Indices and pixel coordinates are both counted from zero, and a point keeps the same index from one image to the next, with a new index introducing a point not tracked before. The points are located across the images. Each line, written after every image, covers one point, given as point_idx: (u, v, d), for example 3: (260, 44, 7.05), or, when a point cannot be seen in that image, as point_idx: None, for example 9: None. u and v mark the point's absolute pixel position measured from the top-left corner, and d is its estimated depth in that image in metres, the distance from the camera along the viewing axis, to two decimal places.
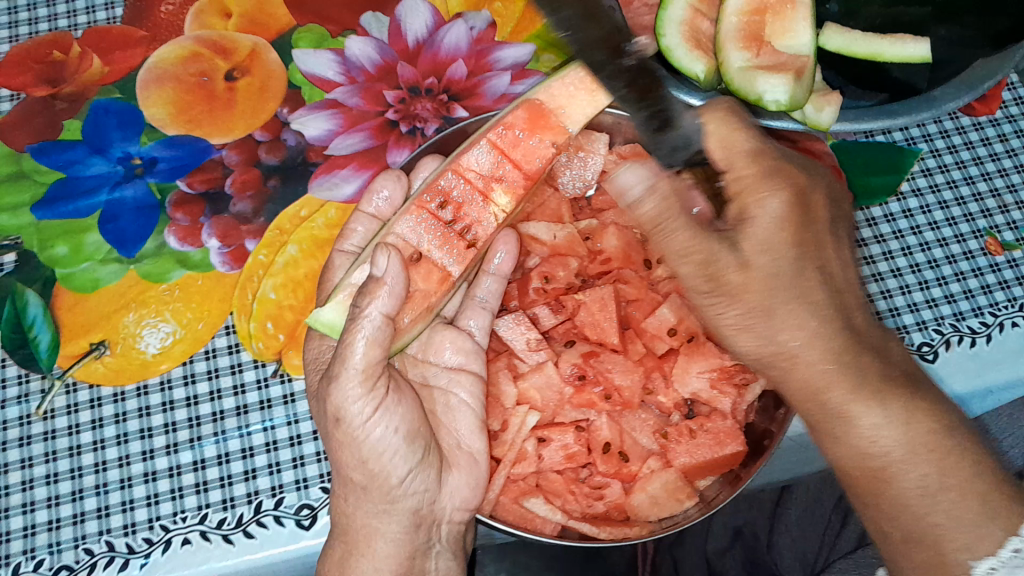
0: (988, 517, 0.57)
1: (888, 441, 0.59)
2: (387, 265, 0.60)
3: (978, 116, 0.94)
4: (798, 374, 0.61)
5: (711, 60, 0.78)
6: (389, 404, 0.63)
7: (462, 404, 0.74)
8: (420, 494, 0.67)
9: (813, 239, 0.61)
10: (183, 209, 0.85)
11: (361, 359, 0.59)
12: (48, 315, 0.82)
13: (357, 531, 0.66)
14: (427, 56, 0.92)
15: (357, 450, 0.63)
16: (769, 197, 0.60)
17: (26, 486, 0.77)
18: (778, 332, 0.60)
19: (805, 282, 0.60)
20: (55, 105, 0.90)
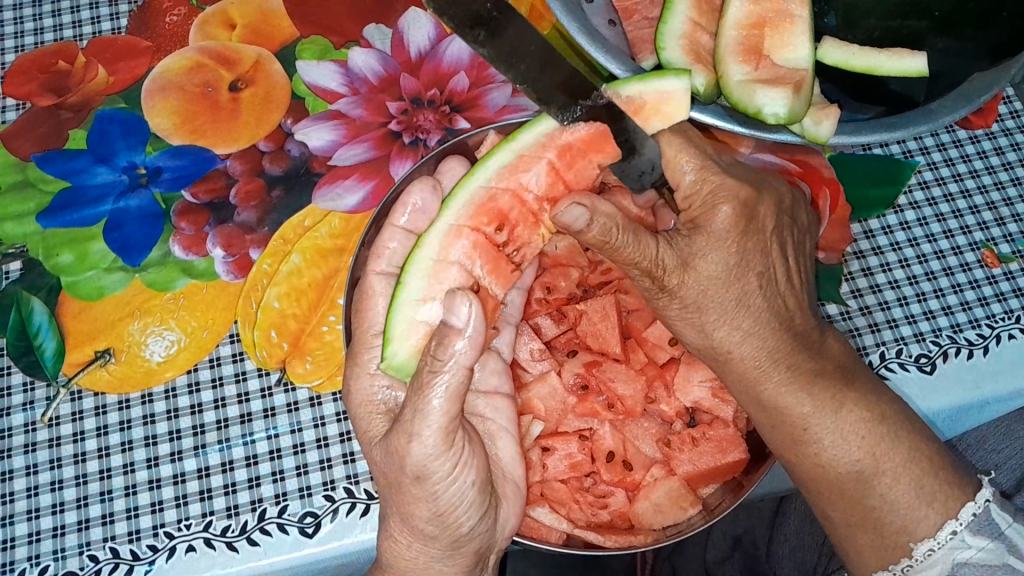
0: (925, 502, 0.67)
1: (819, 427, 0.68)
2: (470, 317, 0.60)
3: (975, 129, 0.95)
4: (736, 364, 0.70)
5: (710, 73, 0.79)
6: (466, 457, 0.64)
7: (501, 430, 0.73)
8: (482, 534, 0.68)
9: (753, 248, 0.68)
10: (187, 218, 0.86)
11: (441, 414, 0.61)
12: (54, 323, 0.83)
13: (410, 567, 0.68)
14: (430, 67, 0.93)
15: (432, 503, 0.64)
16: (716, 210, 0.67)
17: (32, 493, 0.78)
18: (717, 329, 0.69)
19: (745, 285, 0.68)
20: (61, 114, 0.91)
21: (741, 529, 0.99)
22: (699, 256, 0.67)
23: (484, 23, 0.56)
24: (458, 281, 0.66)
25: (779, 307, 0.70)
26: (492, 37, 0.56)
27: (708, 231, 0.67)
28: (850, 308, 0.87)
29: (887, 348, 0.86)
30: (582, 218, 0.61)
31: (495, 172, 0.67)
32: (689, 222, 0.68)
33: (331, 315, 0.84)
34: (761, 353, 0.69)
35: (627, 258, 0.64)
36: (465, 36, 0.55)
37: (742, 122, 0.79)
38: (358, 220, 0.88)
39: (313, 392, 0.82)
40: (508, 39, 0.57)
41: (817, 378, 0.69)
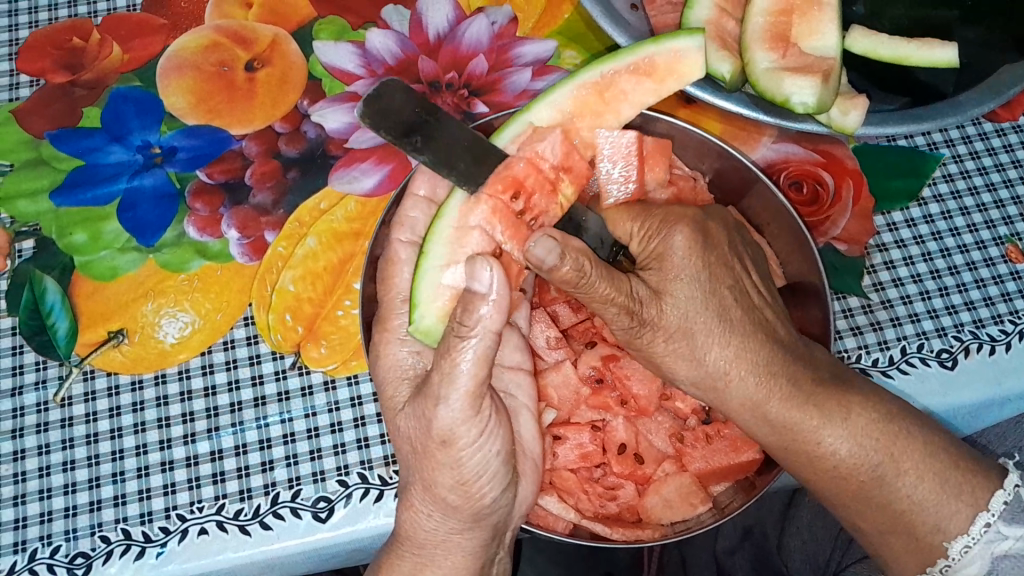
0: (955, 496, 0.66)
1: (833, 440, 0.66)
2: (494, 281, 0.59)
3: (1001, 122, 0.94)
4: (733, 393, 0.68)
5: (736, 59, 0.77)
6: (494, 430, 0.64)
7: (522, 407, 0.72)
8: (501, 510, 0.68)
9: (718, 262, 0.68)
10: (202, 198, 0.85)
11: (469, 380, 0.61)
12: (67, 303, 0.82)
13: (426, 542, 0.68)
14: (448, 50, 0.92)
15: (456, 471, 0.64)
16: (671, 233, 0.68)
17: (43, 473, 0.77)
18: (707, 352, 0.67)
19: (721, 300, 0.68)
20: (75, 92, 0.90)
21: (752, 520, 1.01)
22: (675, 280, 0.67)
23: (419, 130, 0.63)
24: (479, 246, 0.66)
25: (760, 320, 0.69)
26: (426, 142, 0.64)
27: (670, 257, 0.67)
28: (870, 301, 0.86)
29: (909, 342, 0.85)
30: (554, 252, 0.60)
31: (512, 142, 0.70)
32: (653, 255, 0.68)
33: (346, 299, 0.83)
34: (754, 371, 0.67)
35: (603, 295, 0.63)
36: (403, 143, 0.63)
37: (767, 109, 0.78)
38: (375, 203, 0.87)
39: (326, 376, 0.81)
40: (444, 142, 0.65)
41: (816, 387, 0.68)
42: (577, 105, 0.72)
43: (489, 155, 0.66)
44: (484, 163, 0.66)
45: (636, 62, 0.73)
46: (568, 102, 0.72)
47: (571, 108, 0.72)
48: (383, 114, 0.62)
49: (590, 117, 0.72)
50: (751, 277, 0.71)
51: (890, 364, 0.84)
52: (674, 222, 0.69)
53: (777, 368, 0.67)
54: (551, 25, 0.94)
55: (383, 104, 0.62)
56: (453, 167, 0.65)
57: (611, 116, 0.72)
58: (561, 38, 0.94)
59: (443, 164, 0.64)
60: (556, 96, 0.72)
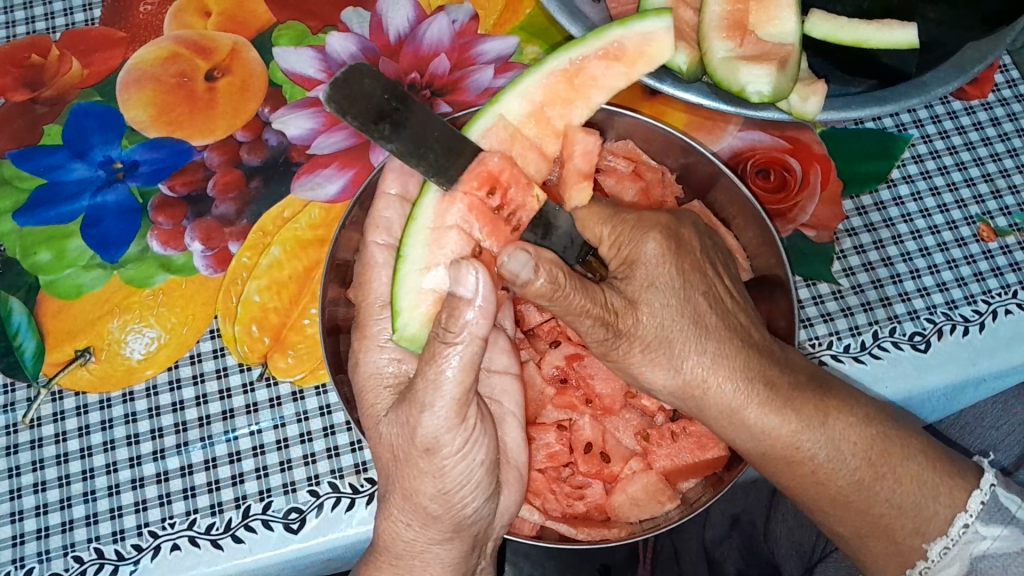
0: (932, 497, 0.66)
1: (811, 444, 0.64)
2: (479, 287, 0.58)
3: (971, 100, 0.92)
4: (714, 401, 0.64)
5: (693, 50, 0.76)
6: (478, 438, 0.63)
7: (509, 415, 0.72)
8: (481, 519, 0.67)
9: (692, 268, 0.66)
10: (165, 212, 0.85)
11: (454, 387, 0.59)
12: (33, 323, 0.82)
13: (405, 553, 0.67)
14: (409, 50, 0.91)
15: (437, 480, 0.63)
16: (643, 240, 0.65)
17: (15, 495, 0.77)
18: (684, 360, 0.64)
19: (695, 306, 0.65)
20: (35, 109, 0.89)
21: (739, 508, 0.99)
22: (648, 287, 0.64)
23: (388, 117, 0.60)
24: (458, 247, 0.64)
25: (735, 324, 0.66)
26: (395, 129, 0.60)
27: (642, 267, 0.64)
28: (841, 287, 0.85)
29: (880, 327, 0.84)
30: (527, 265, 0.57)
31: (483, 136, 0.66)
32: (625, 261, 0.65)
33: (312, 307, 0.83)
34: (734, 379, 0.64)
35: (577, 307, 0.60)
36: (372, 131, 0.59)
37: (727, 98, 0.77)
38: (339, 209, 0.86)
39: (294, 386, 0.81)
40: (414, 129, 0.61)
41: (796, 392, 0.65)
42: (547, 94, 0.68)
43: (460, 146, 0.63)
44: (460, 154, 0.63)
45: (605, 46, 0.69)
46: (538, 91, 0.68)
47: (541, 97, 0.68)
48: (349, 95, 0.58)
49: (560, 106, 0.68)
50: (724, 281, 0.68)
51: (861, 350, 0.83)
52: (647, 228, 0.66)
53: (757, 370, 0.64)
54: (511, 21, 0.93)
55: (352, 89, 0.58)
56: (422, 157, 0.61)
57: (581, 103, 0.68)
58: (522, 33, 0.93)
59: (414, 155, 0.61)
60: (524, 86, 0.68)
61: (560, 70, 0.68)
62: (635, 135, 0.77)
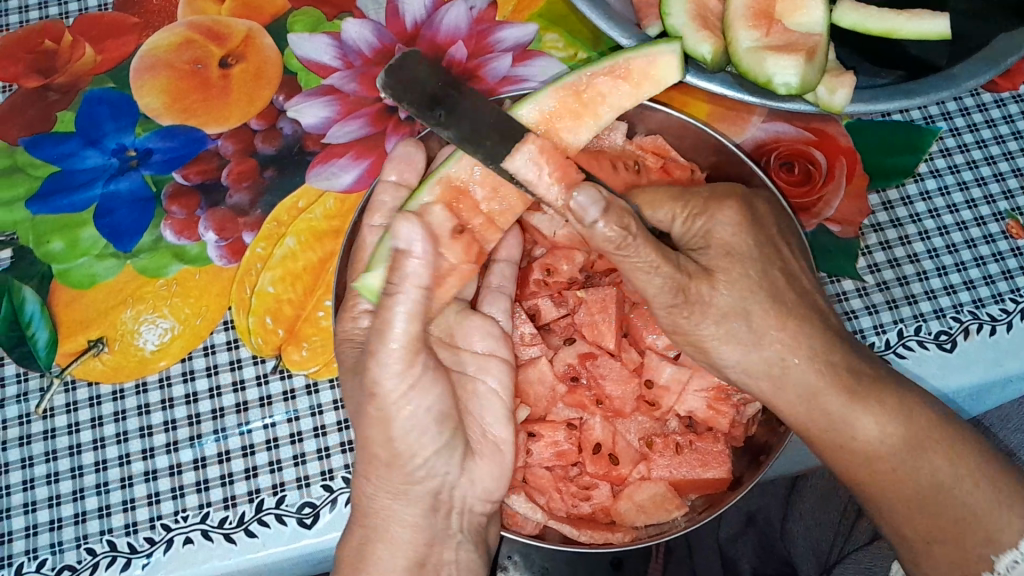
0: (1006, 502, 0.64)
1: (894, 432, 0.65)
2: (411, 236, 0.57)
3: (1001, 92, 0.90)
4: (793, 379, 0.66)
5: (718, 40, 0.74)
6: (427, 385, 0.62)
7: (491, 393, 0.71)
8: (442, 476, 0.66)
9: (763, 243, 0.67)
10: (178, 201, 0.84)
11: (402, 332, 0.58)
12: (46, 312, 0.81)
13: (371, 511, 0.66)
14: (426, 38, 0.89)
15: (387, 430, 0.62)
16: (719, 208, 0.67)
17: (27, 486, 0.77)
18: (763, 334, 0.66)
19: (772, 280, 0.67)
20: (49, 96, 0.88)
21: (755, 505, 0.97)
22: (723, 257, 0.66)
23: (443, 104, 0.61)
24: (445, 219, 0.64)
25: (811, 303, 0.68)
26: (450, 116, 0.61)
27: (721, 240, 0.67)
28: (866, 284, 0.83)
29: (905, 325, 0.82)
30: (594, 201, 0.59)
31: None
32: (698, 234, 0.68)
33: (327, 299, 0.82)
34: (811, 359, 0.66)
35: (644, 261, 0.62)
36: (427, 117, 0.61)
37: (753, 90, 0.75)
38: (354, 200, 0.85)
39: (309, 379, 0.80)
40: (467, 115, 0.62)
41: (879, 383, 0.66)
42: (557, 107, 0.69)
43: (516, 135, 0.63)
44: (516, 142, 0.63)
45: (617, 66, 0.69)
46: (550, 102, 0.69)
47: (552, 109, 0.69)
48: (404, 84, 0.60)
49: (569, 120, 0.69)
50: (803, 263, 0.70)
51: (886, 349, 0.81)
52: (719, 204, 0.68)
53: (837, 359, 0.66)
54: (531, 8, 0.91)
55: (404, 75, 0.60)
56: (478, 144, 0.62)
57: (590, 119, 0.69)
58: (541, 21, 0.91)
59: (466, 140, 0.62)
60: (540, 96, 0.68)
61: (573, 86, 0.69)
62: (666, 130, 0.75)
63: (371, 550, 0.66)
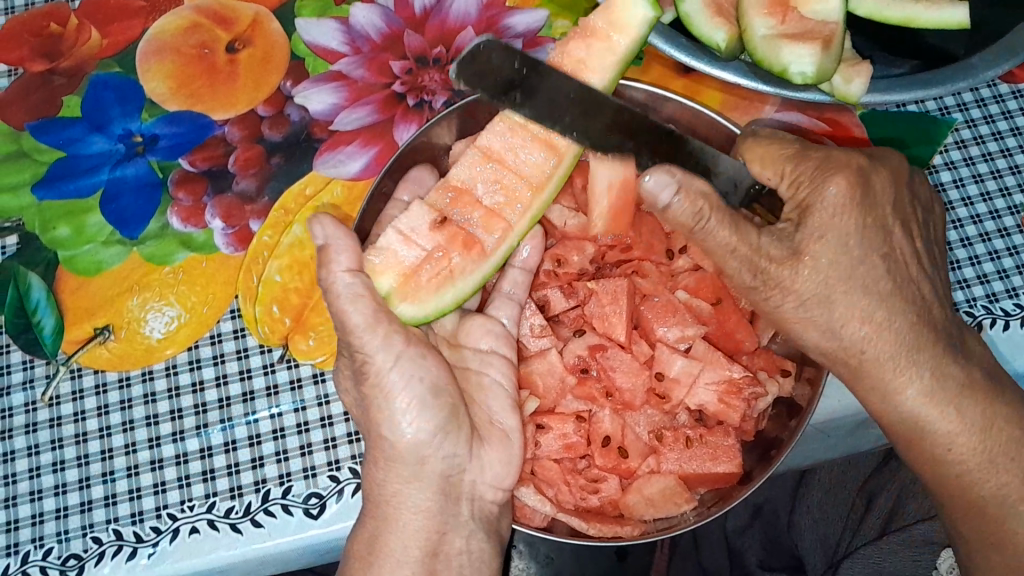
0: None
1: (965, 449, 0.66)
2: (328, 228, 0.61)
3: (1019, 82, 0.89)
4: (866, 371, 0.66)
5: (733, 27, 0.73)
6: (412, 358, 0.63)
7: (496, 385, 0.71)
8: (449, 457, 0.65)
9: (871, 220, 0.65)
10: (185, 188, 0.83)
11: (357, 312, 0.60)
12: (52, 299, 0.80)
13: (379, 500, 0.65)
14: (435, 23, 0.88)
15: (383, 404, 0.62)
16: (826, 183, 0.63)
17: (34, 473, 0.77)
18: (843, 324, 0.65)
19: (869, 264, 0.64)
20: (54, 80, 0.87)
21: (762, 496, 0.96)
22: (817, 241, 0.63)
23: (517, 86, 0.64)
24: (424, 213, 0.68)
25: (918, 294, 0.66)
26: (527, 97, 0.65)
27: (818, 208, 0.63)
28: None
29: None
30: (667, 187, 0.61)
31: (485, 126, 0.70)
32: (799, 205, 0.64)
33: None
34: (894, 345, 0.65)
35: (722, 244, 0.62)
36: (505, 100, 0.64)
37: (767, 78, 0.74)
38: (361, 187, 0.84)
39: (316, 368, 0.80)
40: (545, 97, 0.65)
41: (964, 395, 0.66)
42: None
43: (598, 108, 0.66)
44: (597, 114, 0.66)
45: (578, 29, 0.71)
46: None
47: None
48: (477, 70, 0.62)
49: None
50: (913, 244, 0.68)
51: None
52: (828, 174, 0.64)
53: (924, 358, 0.65)
54: None
55: (481, 61, 0.63)
56: (558, 120, 0.66)
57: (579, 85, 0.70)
58: (552, 7, 0.89)
59: (547, 120, 0.66)
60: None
61: (546, 63, 0.71)
62: (680, 120, 0.74)
63: (382, 542, 0.65)
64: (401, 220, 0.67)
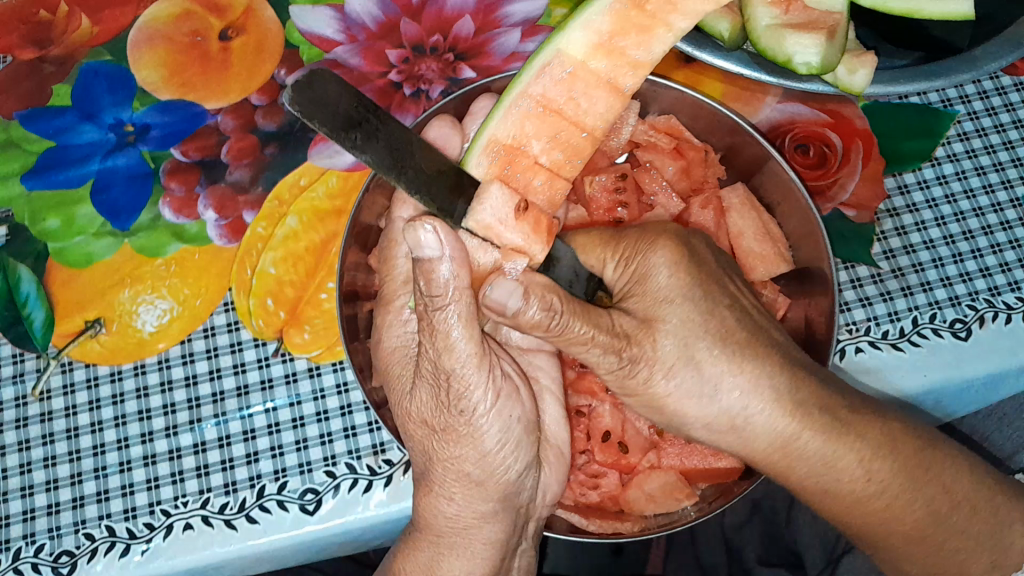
0: None
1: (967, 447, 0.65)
2: (442, 240, 0.53)
3: (1023, 74, 0.88)
4: (759, 426, 0.60)
5: (736, 17, 0.72)
6: (510, 396, 0.59)
7: (547, 391, 0.68)
8: (525, 491, 0.63)
9: (709, 280, 0.62)
10: (177, 178, 0.82)
11: (466, 345, 0.55)
12: (42, 292, 0.79)
13: (446, 530, 0.63)
14: (433, 11, 0.87)
15: (476, 445, 0.59)
16: (652, 248, 0.61)
17: (25, 469, 0.76)
18: (718, 386, 0.59)
19: (718, 313, 0.60)
20: (44, 68, 0.86)
21: (759, 492, 0.94)
22: (661, 305, 0.60)
23: (358, 126, 0.52)
24: (504, 199, 0.58)
25: (780, 344, 0.62)
26: (367, 139, 0.52)
27: (649, 275, 0.60)
28: (881, 270, 0.81)
29: (920, 313, 0.80)
30: (514, 294, 0.54)
31: (540, 76, 0.62)
32: (633, 278, 0.61)
33: (329, 281, 0.80)
34: (775, 400, 0.59)
35: (580, 335, 0.56)
36: (342, 140, 0.51)
37: (769, 69, 0.73)
38: (357, 177, 0.82)
39: (311, 362, 0.79)
40: (386, 140, 0.53)
41: (855, 414, 0.60)
42: (616, 22, 0.62)
43: (435, 160, 0.57)
44: (434, 170, 0.57)
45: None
46: (604, 20, 0.62)
47: (609, 26, 0.62)
48: (314, 100, 0.50)
49: (635, 34, 0.62)
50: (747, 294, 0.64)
51: (900, 337, 0.80)
52: (651, 242, 0.62)
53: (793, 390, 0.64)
54: None
55: (314, 91, 0.49)
56: (400, 172, 0.54)
57: (663, 30, 0.62)
58: None
59: (387, 168, 0.53)
60: (588, 16, 0.62)
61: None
62: (680, 111, 0.74)
63: (443, 564, 0.63)
64: (481, 212, 0.58)
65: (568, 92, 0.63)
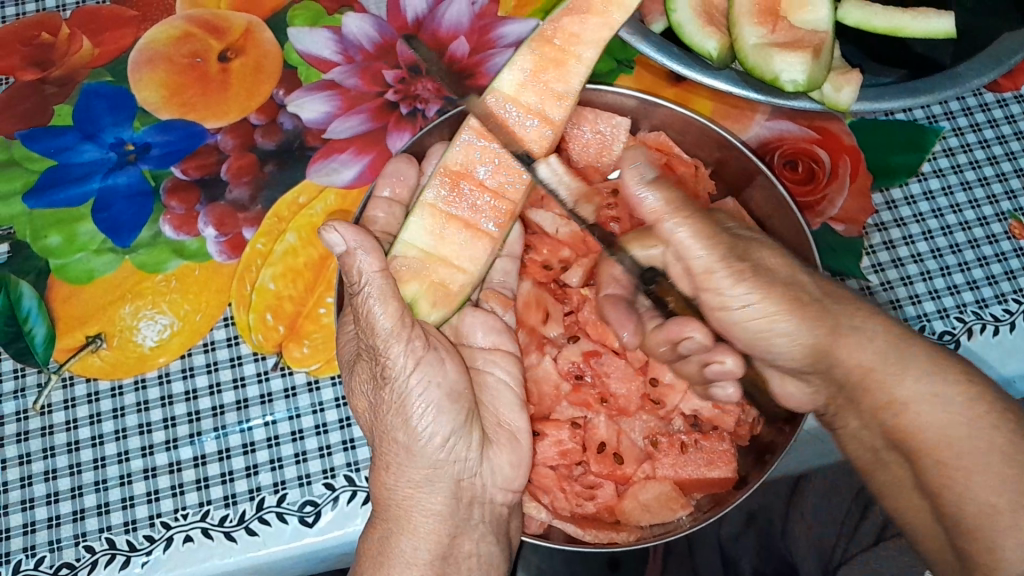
0: None
1: None
2: (346, 236, 0.56)
3: (1003, 92, 0.90)
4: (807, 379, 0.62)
5: (724, 37, 0.74)
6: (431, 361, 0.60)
7: (499, 383, 0.69)
8: (462, 463, 0.63)
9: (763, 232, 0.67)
10: (178, 197, 0.83)
11: (384, 317, 0.57)
12: (43, 308, 0.80)
13: (389, 504, 0.63)
14: (429, 33, 0.89)
15: (398, 411, 0.60)
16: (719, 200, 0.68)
17: (25, 482, 0.76)
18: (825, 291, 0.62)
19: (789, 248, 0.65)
20: (45, 89, 0.87)
21: (756, 504, 0.92)
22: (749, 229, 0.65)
23: None
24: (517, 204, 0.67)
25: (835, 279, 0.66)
26: None
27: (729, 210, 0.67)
28: (869, 283, 0.83)
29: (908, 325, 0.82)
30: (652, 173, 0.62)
31: (481, 110, 0.72)
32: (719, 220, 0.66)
33: (328, 296, 0.81)
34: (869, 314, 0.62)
35: (703, 225, 0.61)
36: None
37: (757, 86, 0.74)
38: (354, 196, 0.84)
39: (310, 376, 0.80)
40: None
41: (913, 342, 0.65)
42: (536, 61, 0.72)
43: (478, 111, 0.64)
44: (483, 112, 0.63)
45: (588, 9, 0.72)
46: (526, 60, 0.72)
47: (531, 64, 0.72)
48: None
49: (553, 68, 0.71)
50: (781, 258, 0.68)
51: None
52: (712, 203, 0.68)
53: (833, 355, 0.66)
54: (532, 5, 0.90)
55: None
56: None
57: (575, 62, 0.71)
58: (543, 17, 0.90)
59: None
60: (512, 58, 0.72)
61: (541, 36, 0.72)
62: (669, 125, 0.76)
63: (391, 543, 0.62)
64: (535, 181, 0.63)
65: (504, 123, 0.72)
